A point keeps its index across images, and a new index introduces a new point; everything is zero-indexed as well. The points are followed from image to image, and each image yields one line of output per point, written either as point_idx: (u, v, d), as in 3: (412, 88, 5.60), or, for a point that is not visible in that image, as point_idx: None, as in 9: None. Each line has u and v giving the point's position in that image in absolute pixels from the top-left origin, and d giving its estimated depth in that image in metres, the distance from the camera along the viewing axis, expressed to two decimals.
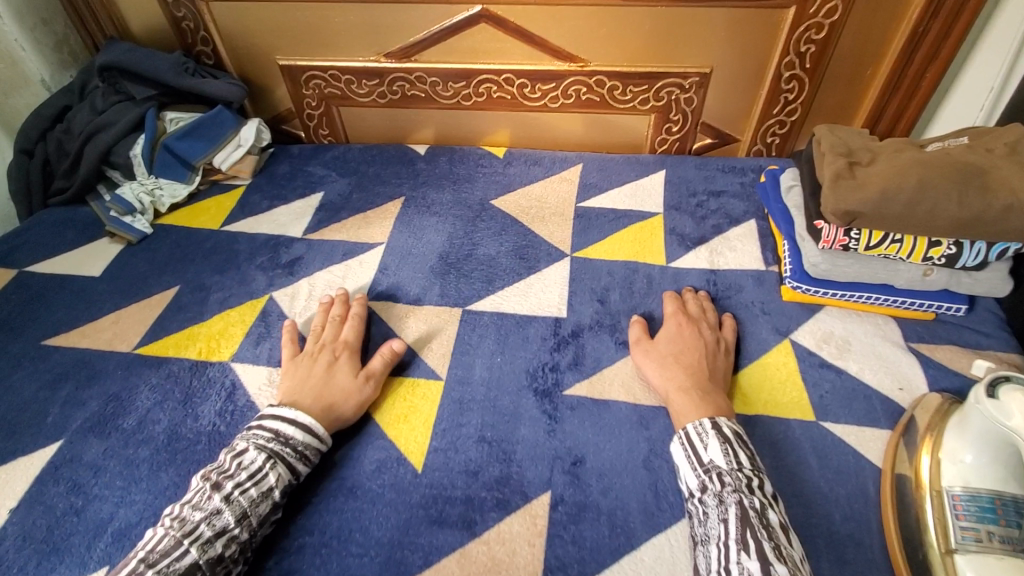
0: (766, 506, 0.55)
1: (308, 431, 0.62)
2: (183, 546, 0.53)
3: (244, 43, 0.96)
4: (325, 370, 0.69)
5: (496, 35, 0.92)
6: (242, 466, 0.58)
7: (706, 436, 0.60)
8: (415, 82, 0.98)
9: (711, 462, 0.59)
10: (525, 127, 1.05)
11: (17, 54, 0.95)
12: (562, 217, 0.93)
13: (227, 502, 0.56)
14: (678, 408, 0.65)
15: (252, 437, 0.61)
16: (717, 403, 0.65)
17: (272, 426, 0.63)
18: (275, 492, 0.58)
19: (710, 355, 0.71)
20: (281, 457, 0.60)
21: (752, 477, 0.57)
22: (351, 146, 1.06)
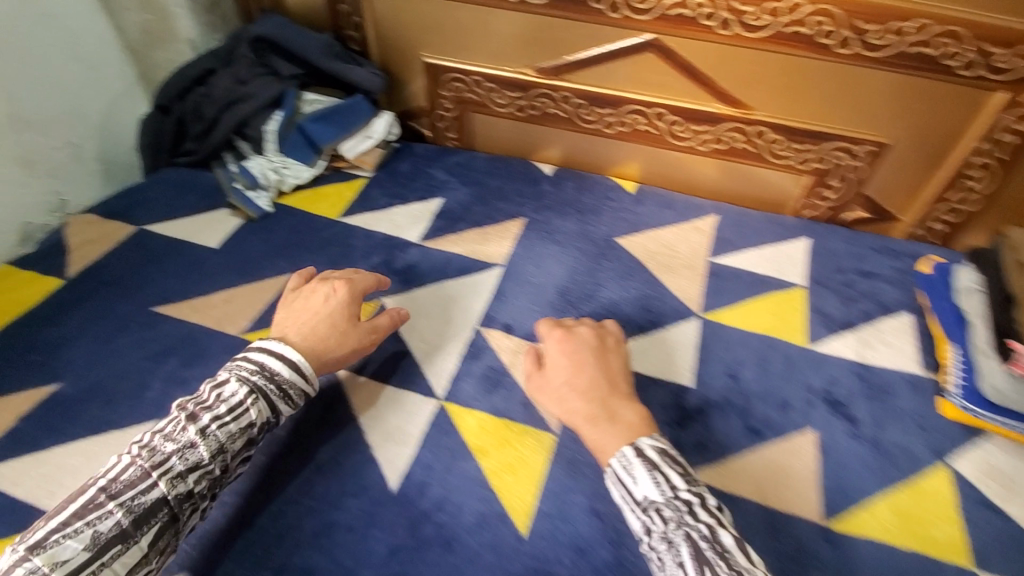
0: (708, 523, 0.51)
1: (296, 369, 0.61)
2: (153, 478, 0.52)
3: (395, 34, 0.94)
4: (314, 301, 0.67)
5: (660, 67, 0.85)
6: (220, 399, 0.57)
7: (631, 468, 0.55)
8: (559, 100, 0.93)
9: (648, 497, 0.53)
10: (662, 165, 0.98)
11: (171, 9, 0.95)
12: (693, 271, 0.85)
13: (203, 436, 0.55)
14: (596, 438, 0.59)
15: (234, 369, 0.60)
16: (624, 417, 0.60)
17: (253, 360, 0.61)
18: (253, 429, 0.57)
19: (596, 362, 0.64)
20: (263, 392, 0.59)
21: (691, 500, 0.53)
22: (475, 154, 1.02)
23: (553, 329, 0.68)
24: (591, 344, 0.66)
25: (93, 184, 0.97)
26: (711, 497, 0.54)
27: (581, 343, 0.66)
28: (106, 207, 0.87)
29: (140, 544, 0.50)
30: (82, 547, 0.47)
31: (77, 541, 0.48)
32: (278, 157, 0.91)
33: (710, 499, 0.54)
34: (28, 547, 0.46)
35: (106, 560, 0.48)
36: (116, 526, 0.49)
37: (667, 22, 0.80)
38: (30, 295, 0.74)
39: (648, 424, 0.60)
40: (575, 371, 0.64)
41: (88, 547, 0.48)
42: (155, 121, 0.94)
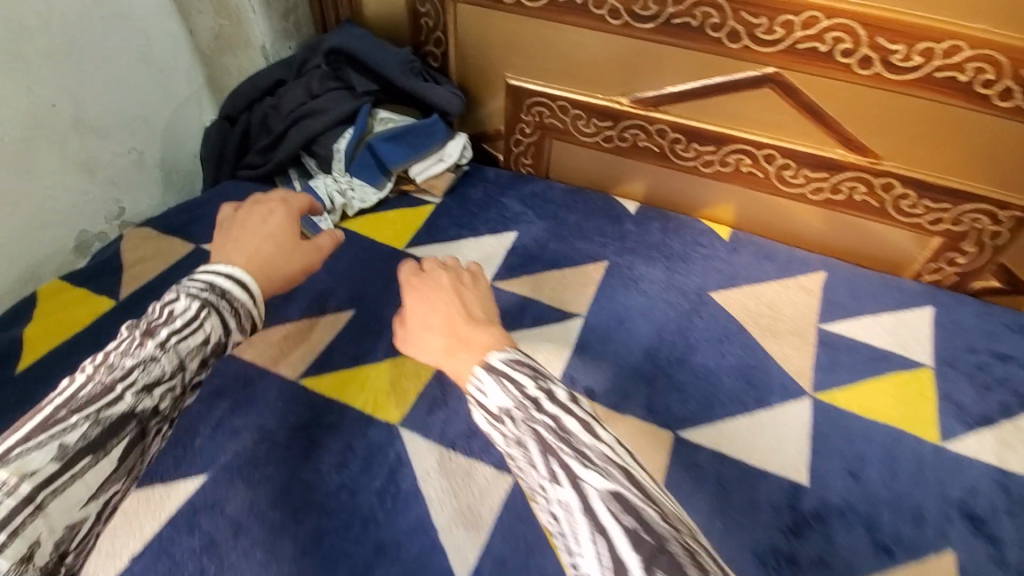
0: (550, 414, 0.48)
1: (241, 285, 0.58)
2: (116, 390, 0.48)
3: (478, 52, 0.86)
4: (254, 222, 0.64)
5: (779, 106, 0.75)
6: (172, 315, 0.53)
7: (484, 385, 0.51)
8: (652, 134, 0.84)
9: (502, 407, 0.49)
10: (762, 211, 0.87)
11: (246, 14, 0.87)
12: (800, 340, 0.75)
13: (162, 349, 0.51)
14: (460, 364, 0.54)
15: (181, 287, 0.56)
16: (479, 339, 0.54)
17: (199, 280, 0.57)
18: (210, 345, 0.54)
19: (471, 300, 0.61)
20: (216, 308, 0.55)
21: (538, 395, 0.49)
22: (552, 184, 0.94)
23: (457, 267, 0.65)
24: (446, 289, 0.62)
25: (153, 191, 0.92)
26: (560, 390, 0.50)
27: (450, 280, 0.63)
28: (164, 220, 0.81)
29: (110, 456, 0.47)
30: (51, 460, 0.43)
31: (44, 453, 0.43)
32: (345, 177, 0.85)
33: (556, 390, 0.50)
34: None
35: (77, 471, 0.45)
36: (83, 440, 0.45)
37: (798, 57, 0.71)
38: (78, 315, 0.69)
39: (507, 340, 0.56)
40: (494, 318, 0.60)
41: (57, 460, 0.44)
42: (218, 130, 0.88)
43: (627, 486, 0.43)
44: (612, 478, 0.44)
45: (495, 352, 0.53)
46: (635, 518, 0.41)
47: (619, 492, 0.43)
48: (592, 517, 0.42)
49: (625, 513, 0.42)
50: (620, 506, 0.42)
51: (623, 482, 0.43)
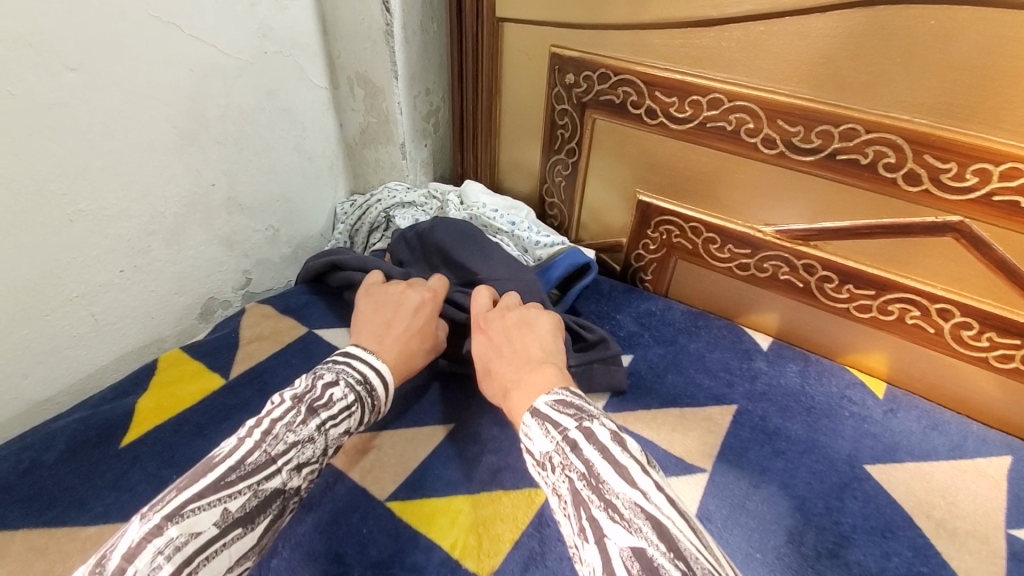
0: (584, 459, 0.47)
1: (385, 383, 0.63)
2: (275, 465, 0.50)
3: (609, 167, 0.85)
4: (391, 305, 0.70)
5: (962, 257, 0.65)
6: (332, 398, 0.56)
7: (529, 428, 0.53)
8: (797, 268, 0.76)
9: (545, 452, 0.51)
10: (925, 369, 0.74)
11: (394, 115, 0.91)
12: (990, 548, 0.59)
13: (320, 433, 0.54)
14: (515, 402, 0.58)
15: (340, 371, 0.59)
16: (540, 380, 0.58)
17: (347, 368, 0.60)
18: (349, 434, 0.57)
19: (533, 339, 0.65)
20: (364, 400, 0.59)
21: (576, 438, 0.49)
22: (672, 305, 0.87)
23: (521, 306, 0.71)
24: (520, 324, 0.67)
25: (277, 267, 0.96)
26: (603, 429, 0.50)
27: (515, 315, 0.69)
28: (283, 300, 0.84)
29: (254, 531, 0.47)
30: (214, 523, 0.44)
31: (210, 514, 0.45)
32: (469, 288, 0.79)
33: (596, 429, 0.50)
34: (165, 517, 0.43)
35: (226, 541, 0.45)
36: (241, 510, 0.46)
37: (993, 208, 0.60)
38: (190, 390, 0.70)
39: (563, 382, 0.58)
40: (557, 357, 0.64)
41: (217, 525, 0.45)
42: (335, 268, 0.83)
43: (652, 542, 0.41)
44: (634, 533, 0.41)
45: (543, 394, 0.56)
46: None
47: (641, 551, 0.40)
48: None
49: None
50: (640, 569, 0.39)
51: (647, 536, 0.41)
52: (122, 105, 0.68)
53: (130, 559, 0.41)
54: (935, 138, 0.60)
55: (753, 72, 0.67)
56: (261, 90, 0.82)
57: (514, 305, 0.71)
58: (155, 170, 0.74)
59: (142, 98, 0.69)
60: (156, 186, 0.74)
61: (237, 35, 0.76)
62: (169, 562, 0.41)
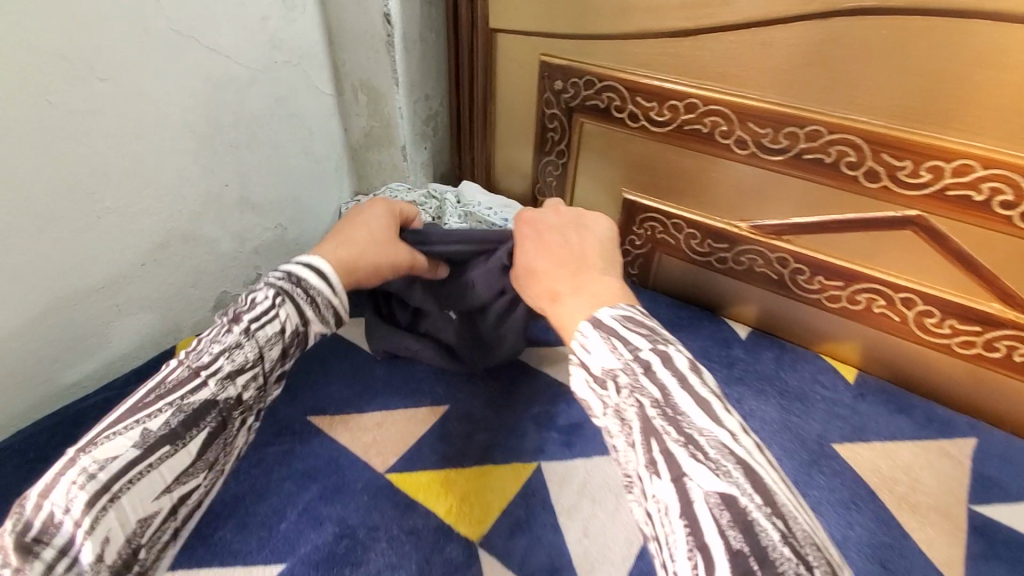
0: (658, 385, 0.44)
1: (322, 278, 0.60)
2: (200, 380, 0.52)
3: (597, 166, 0.90)
4: (345, 224, 0.67)
5: (923, 249, 0.69)
6: (253, 304, 0.57)
7: (592, 339, 0.50)
8: (772, 261, 0.80)
9: (608, 370, 0.47)
10: (895, 356, 0.78)
11: (395, 120, 0.97)
12: (948, 521, 0.64)
13: (245, 338, 0.54)
14: (573, 314, 0.54)
15: (266, 277, 0.59)
16: (601, 290, 0.55)
17: (276, 274, 0.59)
18: (285, 333, 0.57)
19: (592, 249, 0.61)
20: (292, 297, 0.58)
21: (650, 363, 0.46)
22: (657, 298, 0.92)
23: (569, 207, 0.67)
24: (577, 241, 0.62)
25: (284, 262, 1.01)
26: (679, 355, 0.47)
27: (569, 216, 0.66)
28: None
29: (188, 447, 0.50)
30: (131, 446, 0.46)
31: (126, 438, 0.47)
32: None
33: (673, 355, 0.46)
34: (78, 450, 0.46)
35: (154, 461, 0.47)
36: (165, 427, 0.49)
37: (948, 203, 0.65)
38: None
39: (629, 300, 0.55)
40: (616, 271, 0.60)
41: (137, 447, 0.47)
42: None
43: (744, 490, 0.37)
44: (724, 478, 0.38)
45: (608, 304, 0.53)
46: (748, 539, 0.35)
47: (730, 497, 0.37)
48: (691, 519, 0.38)
49: (736, 528, 0.36)
50: (731, 518, 0.36)
51: (739, 484, 0.38)
52: (145, 111, 0.74)
53: (45, 495, 0.43)
54: (892, 138, 0.65)
55: (726, 79, 0.72)
56: (272, 96, 0.88)
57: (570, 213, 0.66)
58: (174, 171, 0.80)
59: (164, 104, 0.75)
60: (174, 185, 0.80)
61: (249, 46, 0.82)
62: (84, 490, 0.43)
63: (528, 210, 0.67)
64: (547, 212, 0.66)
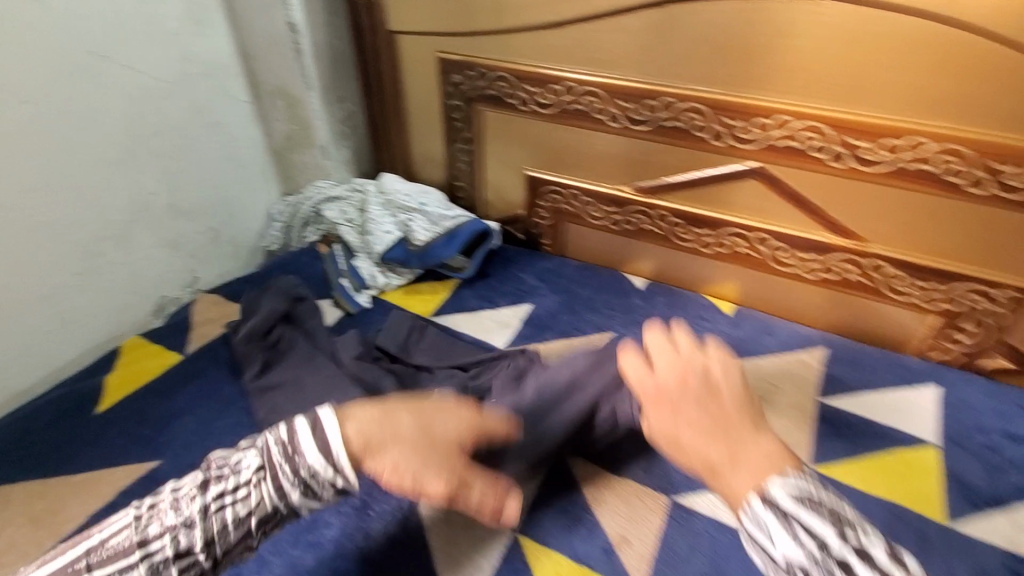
0: (842, 568, 0.42)
1: (322, 458, 0.50)
2: (145, 548, 0.48)
3: (499, 149, 1.00)
4: (402, 423, 0.52)
5: (766, 194, 0.83)
6: (232, 473, 0.52)
7: (761, 525, 0.45)
8: (654, 218, 0.93)
9: (788, 557, 0.44)
10: (763, 289, 0.92)
11: (312, 121, 1.05)
12: (800, 411, 0.77)
13: (202, 517, 0.50)
14: (737, 485, 0.48)
15: (265, 440, 0.53)
16: (761, 453, 0.49)
17: (279, 434, 0.52)
18: (250, 518, 0.51)
19: (728, 398, 0.53)
20: (273, 471, 0.51)
21: (816, 552, 0.43)
22: (566, 262, 1.04)
23: (678, 340, 0.57)
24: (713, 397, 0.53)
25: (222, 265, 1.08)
26: (822, 510, 0.44)
27: (688, 356, 0.56)
28: (230, 291, 0.98)
29: None
30: None
31: None
32: (380, 269, 0.97)
33: (820, 525, 0.43)
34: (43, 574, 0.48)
35: None
36: None
37: (776, 152, 0.78)
38: (152, 365, 0.84)
39: (791, 457, 0.49)
40: (753, 406, 0.53)
41: None
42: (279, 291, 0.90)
43: None
44: None
45: (777, 474, 0.47)
46: None
47: None
48: None
49: None
50: None
51: None
52: (65, 129, 0.79)
53: None
54: (726, 102, 0.78)
55: (593, 63, 0.84)
56: (190, 107, 0.94)
57: (687, 350, 0.56)
58: (102, 185, 0.85)
59: (87, 120, 0.81)
60: (104, 198, 0.85)
61: (161, 63, 0.88)
62: None
63: (628, 353, 0.57)
64: (651, 346, 0.57)
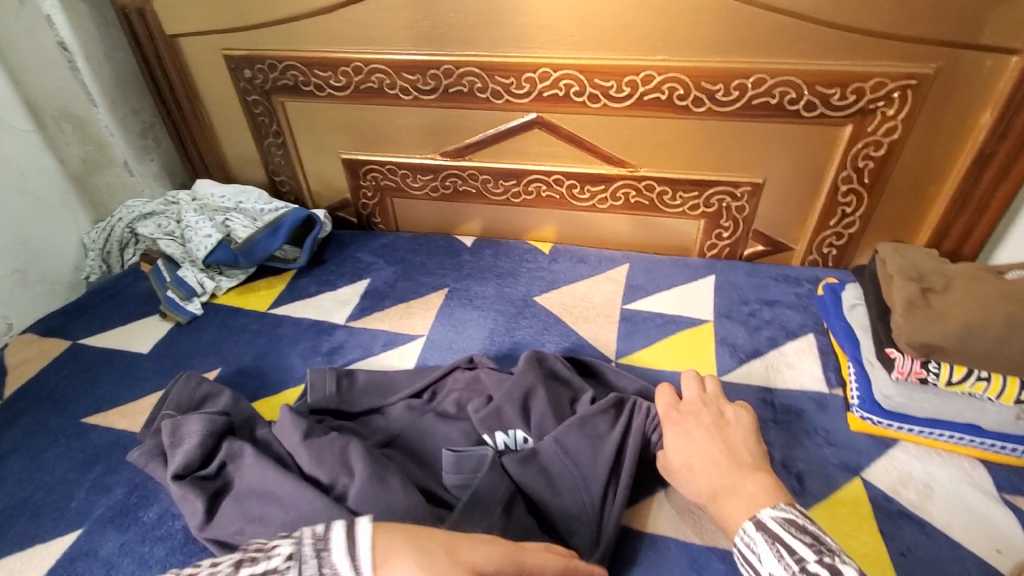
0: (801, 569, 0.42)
1: (354, 568, 0.37)
2: None
3: (310, 137, 1.03)
4: (449, 558, 0.40)
5: (550, 140, 0.94)
6: (266, 565, 0.38)
7: (755, 546, 0.45)
8: (466, 178, 1.01)
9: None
10: (572, 225, 1.04)
11: (107, 138, 1.03)
12: (606, 319, 0.89)
13: None
14: (727, 512, 0.50)
15: (306, 529, 0.39)
16: (750, 490, 0.50)
17: (332, 538, 0.38)
18: None
19: (737, 439, 0.57)
20: (301, 571, 0.37)
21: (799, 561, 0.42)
22: (400, 235, 1.09)
23: (711, 400, 0.63)
24: (716, 434, 0.58)
25: None
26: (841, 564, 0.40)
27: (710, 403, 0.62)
28: (44, 325, 0.93)
29: None
30: None
31: None
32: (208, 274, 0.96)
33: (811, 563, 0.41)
34: None
35: None
36: None
37: (546, 101, 0.89)
38: None
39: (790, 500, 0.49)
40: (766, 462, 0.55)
41: None
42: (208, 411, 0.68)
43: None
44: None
45: (768, 505, 0.48)
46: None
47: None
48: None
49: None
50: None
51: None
52: None
53: None
54: (494, 63, 0.87)
55: (372, 41, 0.89)
56: None
57: (708, 398, 0.63)
58: None
59: None
60: None
61: None
62: None
63: (664, 387, 0.65)
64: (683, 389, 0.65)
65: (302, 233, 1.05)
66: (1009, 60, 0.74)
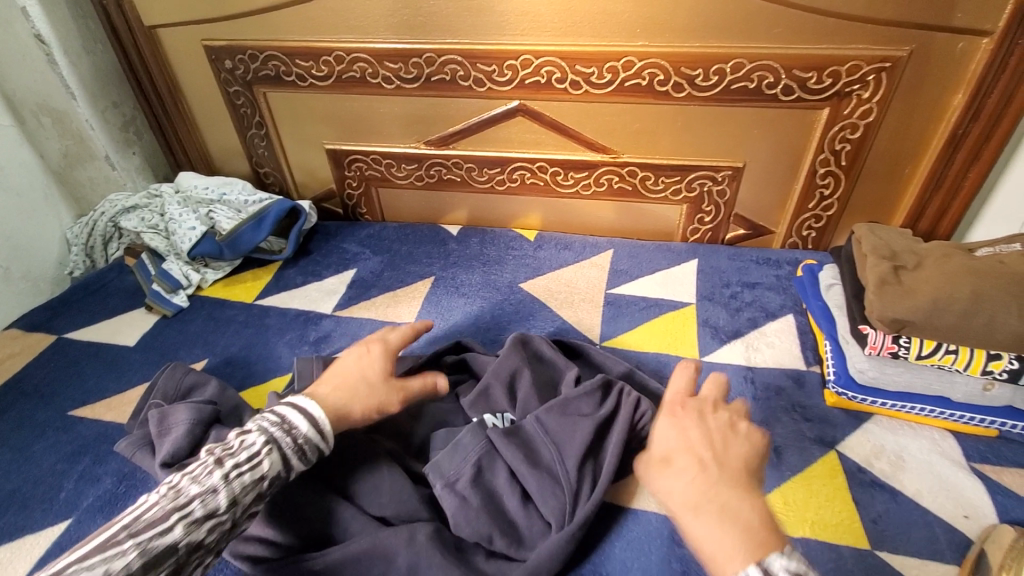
0: None
1: (313, 425, 0.56)
2: (170, 520, 0.47)
3: (292, 128, 1.02)
4: (348, 363, 0.64)
5: (533, 127, 0.95)
6: (239, 448, 0.52)
7: None
8: (451, 167, 1.01)
9: None
10: (557, 212, 1.05)
11: (87, 132, 1.02)
12: (591, 303, 0.90)
13: (225, 480, 0.50)
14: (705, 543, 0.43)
15: (258, 419, 0.56)
16: (746, 524, 0.44)
17: (273, 415, 0.56)
18: (265, 482, 0.51)
19: (743, 453, 0.50)
20: (278, 443, 0.53)
21: None
22: (386, 225, 1.09)
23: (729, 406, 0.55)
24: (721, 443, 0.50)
25: None
26: None
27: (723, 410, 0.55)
28: (28, 321, 0.92)
29: None
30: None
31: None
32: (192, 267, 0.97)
33: None
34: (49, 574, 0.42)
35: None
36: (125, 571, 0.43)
37: (528, 89, 0.90)
38: None
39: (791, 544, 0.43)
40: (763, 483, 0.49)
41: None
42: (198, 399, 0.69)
43: None
44: None
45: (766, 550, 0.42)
46: None
47: None
48: None
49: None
50: None
51: None
52: None
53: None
54: (476, 51, 0.87)
55: (353, 31, 0.89)
56: None
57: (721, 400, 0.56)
58: None
59: None
60: None
61: None
62: None
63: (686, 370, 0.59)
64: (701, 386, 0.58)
65: (287, 225, 1.05)
66: (980, 42, 0.75)
